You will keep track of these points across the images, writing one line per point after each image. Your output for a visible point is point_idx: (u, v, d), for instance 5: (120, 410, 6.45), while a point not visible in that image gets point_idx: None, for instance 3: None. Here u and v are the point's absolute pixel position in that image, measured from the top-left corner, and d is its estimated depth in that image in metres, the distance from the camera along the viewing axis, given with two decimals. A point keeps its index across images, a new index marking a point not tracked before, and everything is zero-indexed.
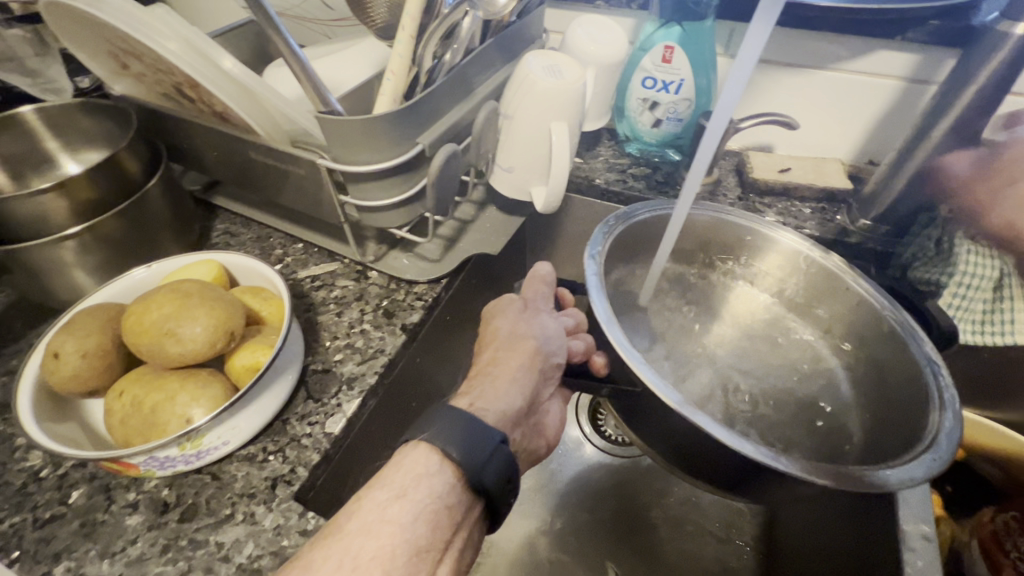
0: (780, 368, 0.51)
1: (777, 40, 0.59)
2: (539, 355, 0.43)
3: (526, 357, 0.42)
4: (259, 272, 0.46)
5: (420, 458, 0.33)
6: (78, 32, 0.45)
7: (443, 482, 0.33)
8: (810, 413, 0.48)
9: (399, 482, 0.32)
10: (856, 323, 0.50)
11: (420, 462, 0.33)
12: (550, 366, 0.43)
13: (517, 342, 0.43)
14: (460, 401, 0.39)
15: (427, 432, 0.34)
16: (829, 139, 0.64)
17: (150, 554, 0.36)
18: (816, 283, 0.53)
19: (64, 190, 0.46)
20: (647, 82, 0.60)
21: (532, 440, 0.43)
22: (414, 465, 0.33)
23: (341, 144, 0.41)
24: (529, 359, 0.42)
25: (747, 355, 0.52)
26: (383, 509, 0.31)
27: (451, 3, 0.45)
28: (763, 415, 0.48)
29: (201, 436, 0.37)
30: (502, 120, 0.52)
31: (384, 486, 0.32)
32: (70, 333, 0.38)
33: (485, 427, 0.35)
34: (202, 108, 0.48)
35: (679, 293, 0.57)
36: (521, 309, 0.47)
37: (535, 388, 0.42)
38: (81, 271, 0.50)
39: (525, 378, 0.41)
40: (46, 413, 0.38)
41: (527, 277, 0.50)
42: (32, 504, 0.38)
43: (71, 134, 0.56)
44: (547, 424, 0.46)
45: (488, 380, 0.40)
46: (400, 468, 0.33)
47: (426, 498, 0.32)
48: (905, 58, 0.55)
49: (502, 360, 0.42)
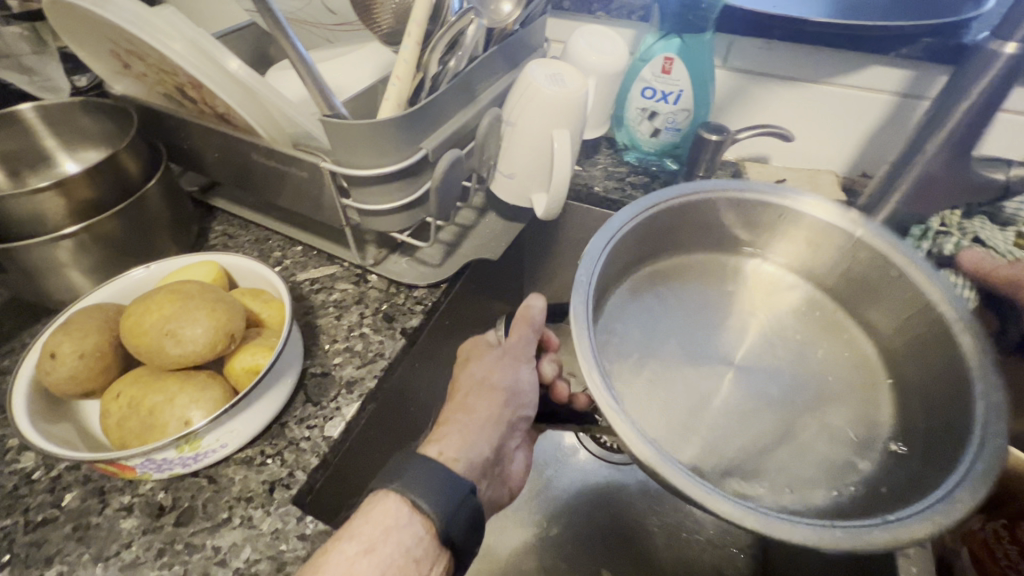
0: (813, 373, 0.45)
1: (775, 54, 0.60)
2: (510, 402, 0.44)
3: (497, 407, 0.42)
4: (258, 274, 0.46)
5: (390, 509, 0.34)
6: (81, 31, 0.45)
7: (412, 536, 0.33)
8: (842, 413, 0.43)
9: (368, 534, 0.33)
10: (916, 329, 0.43)
11: (389, 515, 0.33)
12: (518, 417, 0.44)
13: (489, 391, 0.43)
14: (429, 449, 0.38)
15: (398, 481, 0.34)
16: (823, 151, 0.65)
17: (144, 558, 0.35)
18: (869, 272, 0.46)
19: (62, 190, 0.45)
20: (647, 92, 0.61)
21: (496, 489, 0.44)
22: (382, 516, 0.33)
23: (345, 149, 0.42)
24: (494, 411, 0.42)
25: (775, 356, 0.46)
26: (350, 563, 0.31)
27: (457, 11, 0.46)
28: (794, 426, 0.42)
29: (199, 439, 0.37)
30: (504, 128, 0.52)
31: (352, 538, 0.32)
32: (67, 333, 0.38)
33: (454, 477, 0.35)
34: (204, 109, 0.48)
35: (701, 284, 0.52)
36: (496, 355, 0.46)
37: (504, 435, 0.43)
38: (76, 271, 0.49)
39: (494, 428, 0.42)
40: (41, 413, 0.37)
41: (516, 316, 0.48)
42: (22, 507, 0.38)
43: (70, 133, 0.56)
44: (513, 472, 0.46)
45: (456, 428, 0.40)
46: (369, 520, 0.33)
47: (395, 553, 0.32)
48: (898, 74, 0.57)
49: (473, 407, 0.42)
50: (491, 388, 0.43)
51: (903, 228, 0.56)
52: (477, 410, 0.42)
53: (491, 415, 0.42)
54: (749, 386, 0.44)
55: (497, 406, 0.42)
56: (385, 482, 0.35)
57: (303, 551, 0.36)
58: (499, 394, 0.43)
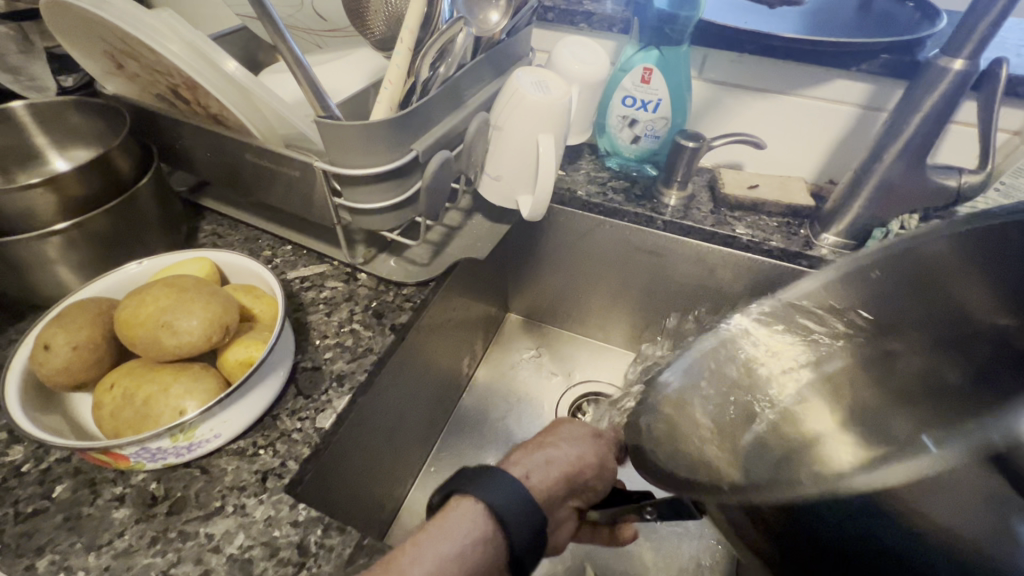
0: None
1: (746, 66, 0.64)
2: (582, 465, 0.41)
3: (583, 456, 0.42)
4: (251, 271, 0.47)
5: (480, 521, 0.34)
6: (78, 31, 0.46)
7: (495, 549, 0.33)
8: None
9: (460, 537, 0.33)
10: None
11: (481, 525, 0.33)
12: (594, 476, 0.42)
13: (581, 443, 0.43)
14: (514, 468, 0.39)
15: (490, 498, 0.34)
16: (793, 158, 0.69)
17: (138, 547, 0.36)
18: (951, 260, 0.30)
19: (51, 186, 0.46)
20: (627, 100, 0.64)
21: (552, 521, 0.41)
22: (465, 516, 0.34)
23: (337, 149, 0.43)
24: (570, 466, 0.41)
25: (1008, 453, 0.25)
26: (442, 560, 0.32)
27: (447, 20, 0.48)
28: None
29: (193, 428, 0.38)
30: (492, 132, 0.55)
31: (447, 540, 0.33)
32: (62, 326, 0.38)
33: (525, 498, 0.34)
34: (197, 109, 0.50)
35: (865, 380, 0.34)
36: (590, 434, 0.44)
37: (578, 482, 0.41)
38: (65, 267, 0.49)
39: (579, 468, 0.41)
40: (32, 404, 0.38)
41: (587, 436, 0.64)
42: (12, 498, 0.38)
43: (60, 131, 0.56)
44: (562, 529, 0.42)
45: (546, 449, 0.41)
46: (462, 523, 0.33)
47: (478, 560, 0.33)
48: (859, 87, 0.61)
49: (566, 445, 0.42)
50: (583, 442, 0.43)
51: (865, 231, 0.59)
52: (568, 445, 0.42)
53: (579, 455, 0.41)
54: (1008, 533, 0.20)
55: (583, 456, 0.42)
56: (476, 490, 0.34)
57: (295, 537, 0.37)
58: (592, 451, 0.42)
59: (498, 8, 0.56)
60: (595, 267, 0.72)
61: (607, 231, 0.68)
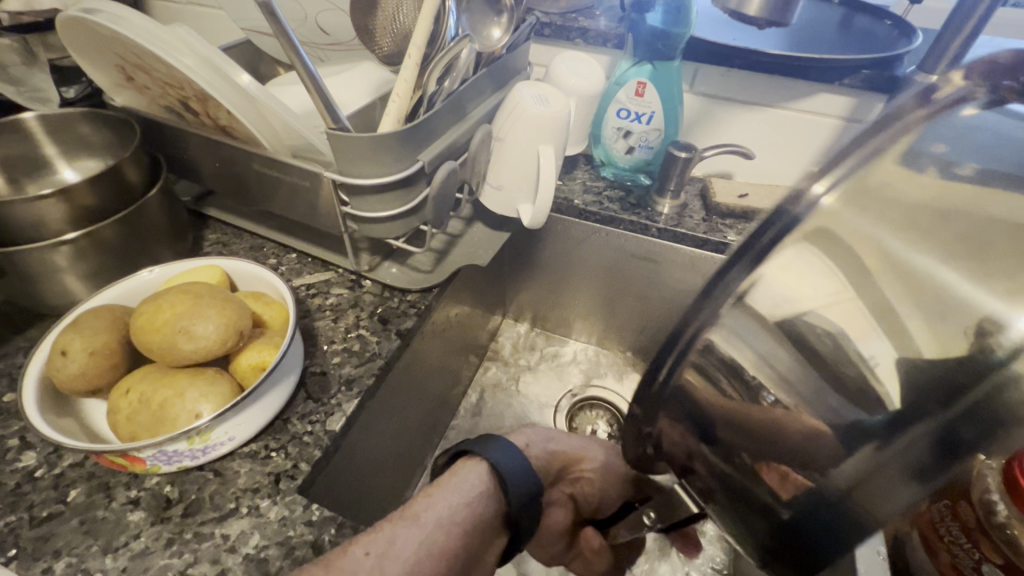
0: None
1: (736, 79, 0.67)
2: (584, 455, 0.49)
3: (587, 450, 0.49)
4: (260, 277, 0.48)
5: (480, 478, 0.39)
6: (92, 46, 0.48)
7: (491, 509, 0.38)
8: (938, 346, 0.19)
9: (464, 490, 0.38)
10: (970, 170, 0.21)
11: (480, 483, 0.39)
12: (595, 472, 0.48)
13: (591, 445, 0.50)
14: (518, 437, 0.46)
15: (490, 457, 0.39)
16: (780, 168, 0.72)
17: (154, 548, 0.37)
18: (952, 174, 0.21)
19: (64, 197, 0.46)
20: (622, 113, 0.66)
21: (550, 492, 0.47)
22: (470, 473, 0.39)
23: (347, 159, 0.45)
24: (570, 449, 0.48)
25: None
26: (451, 510, 0.37)
27: (453, 37, 0.50)
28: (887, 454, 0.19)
29: (209, 432, 0.38)
30: (494, 144, 0.57)
31: (454, 491, 0.38)
32: (77, 332, 0.39)
33: (527, 475, 0.39)
34: (206, 121, 0.51)
35: (850, 325, 0.21)
36: (609, 449, 0.50)
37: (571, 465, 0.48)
38: (73, 276, 0.50)
39: (577, 452, 0.48)
40: (48, 409, 0.38)
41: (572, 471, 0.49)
42: (27, 503, 0.38)
43: (69, 142, 0.57)
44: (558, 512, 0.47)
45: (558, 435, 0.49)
46: (466, 478, 0.39)
47: (479, 516, 0.38)
48: (842, 100, 0.64)
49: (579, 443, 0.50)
50: (594, 445, 0.50)
51: None
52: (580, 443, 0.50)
53: (580, 445, 0.49)
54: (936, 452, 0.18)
55: (588, 450, 0.49)
56: (482, 450, 0.40)
57: (310, 536, 0.38)
58: (598, 451, 0.49)
59: (500, 25, 0.58)
60: (592, 273, 0.74)
61: (604, 238, 0.70)
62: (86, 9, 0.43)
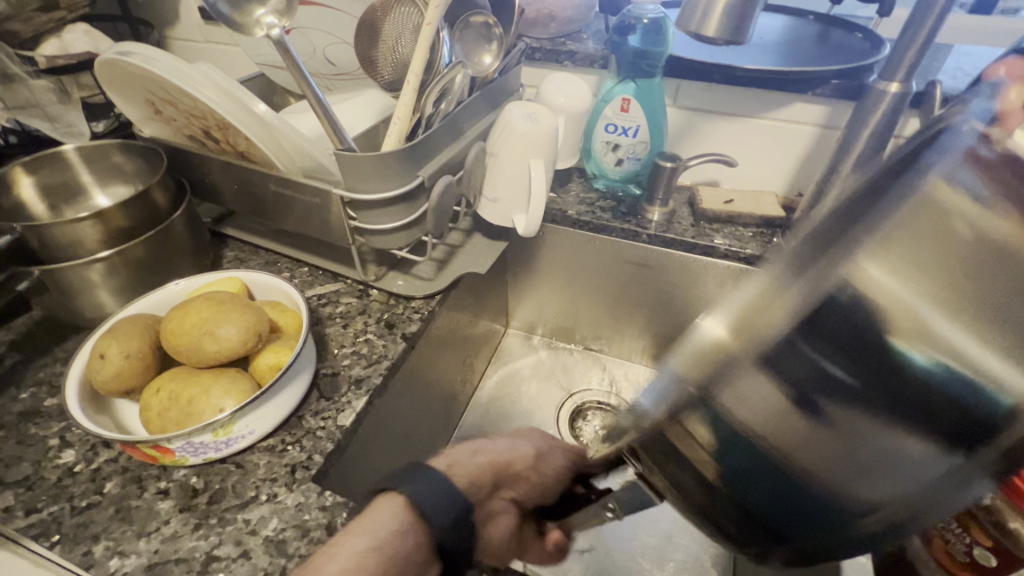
0: None
1: (715, 94, 0.71)
2: (515, 456, 0.43)
3: (519, 450, 0.44)
4: (275, 287, 0.52)
5: (393, 512, 0.35)
6: (126, 84, 0.53)
7: (411, 542, 0.34)
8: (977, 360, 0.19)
9: (374, 530, 0.34)
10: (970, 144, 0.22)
11: (393, 519, 0.34)
12: (529, 471, 0.43)
13: (520, 444, 0.44)
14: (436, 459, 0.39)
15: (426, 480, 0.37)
16: (763, 175, 0.76)
17: (183, 532, 0.40)
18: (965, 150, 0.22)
19: (99, 219, 0.51)
20: (609, 128, 0.70)
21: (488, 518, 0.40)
22: (382, 512, 0.35)
23: (353, 176, 0.49)
24: (501, 456, 0.42)
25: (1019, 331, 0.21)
26: (359, 556, 0.33)
27: (447, 64, 0.55)
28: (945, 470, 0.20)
29: (231, 425, 0.42)
30: (489, 159, 0.61)
31: (361, 534, 0.34)
32: (114, 338, 0.43)
33: (459, 495, 0.36)
34: (225, 148, 0.56)
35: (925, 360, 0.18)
36: (540, 444, 0.45)
37: (502, 474, 0.42)
38: (105, 291, 0.54)
39: (504, 454, 0.43)
40: (87, 406, 0.42)
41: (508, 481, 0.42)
42: (68, 494, 0.42)
43: (102, 170, 0.62)
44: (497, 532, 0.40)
45: (485, 440, 0.44)
46: (375, 518, 0.35)
47: (397, 554, 0.33)
48: (816, 109, 0.68)
49: (507, 443, 0.44)
50: (524, 442, 0.45)
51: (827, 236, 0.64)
52: (507, 443, 0.44)
53: (509, 447, 0.44)
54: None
55: (519, 449, 0.44)
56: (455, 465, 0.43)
57: (324, 519, 0.41)
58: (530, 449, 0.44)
59: (491, 52, 0.62)
60: (587, 280, 0.78)
61: (598, 246, 0.73)
62: (120, 53, 0.49)
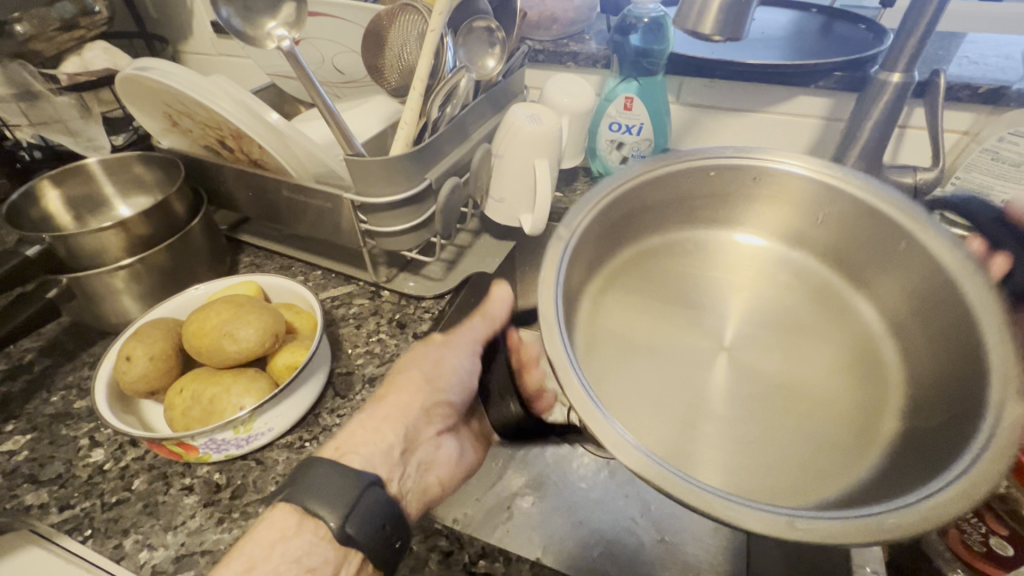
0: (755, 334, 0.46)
1: (718, 90, 0.72)
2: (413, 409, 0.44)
3: (414, 389, 0.45)
4: (290, 289, 0.54)
5: (277, 522, 0.37)
6: (144, 98, 0.56)
7: (303, 541, 0.36)
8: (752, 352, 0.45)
9: (254, 552, 0.35)
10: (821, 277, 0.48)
11: (279, 526, 0.36)
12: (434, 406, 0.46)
13: (415, 379, 0.46)
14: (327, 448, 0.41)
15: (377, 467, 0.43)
16: None
17: (207, 525, 0.42)
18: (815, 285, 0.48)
19: (122, 228, 0.53)
20: (613, 126, 0.71)
21: (414, 476, 0.43)
22: (263, 530, 0.36)
23: (363, 180, 0.51)
24: (398, 413, 0.43)
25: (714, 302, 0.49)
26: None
27: (452, 69, 0.56)
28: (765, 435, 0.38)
29: (251, 422, 0.44)
30: (494, 160, 0.62)
31: (238, 559, 0.35)
32: (139, 341, 0.45)
33: (355, 474, 0.38)
34: (240, 156, 0.58)
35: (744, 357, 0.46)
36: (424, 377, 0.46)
37: (412, 420, 0.44)
38: (128, 297, 0.56)
39: (402, 413, 0.43)
40: (115, 406, 0.44)
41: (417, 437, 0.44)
42: (99, 491, 0.44)
43: (124, 181, 0.65)
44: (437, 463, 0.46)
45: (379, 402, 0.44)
46: (256, 537, 0.36)
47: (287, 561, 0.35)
48: (819, 102, 0.68)
49: (398, 389, 0.45)
50: (419, 374, 0.46)
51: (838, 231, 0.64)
52: (399, 393, 0.45)
53: (408, 396, 0.45)
54: (696, 307, 0.48)
55: (414, 389, 0.45)
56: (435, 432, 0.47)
57: None
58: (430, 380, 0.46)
59: (495, 55, 0.63)
60: None
61: None
62: (139, 68, 0.51)
